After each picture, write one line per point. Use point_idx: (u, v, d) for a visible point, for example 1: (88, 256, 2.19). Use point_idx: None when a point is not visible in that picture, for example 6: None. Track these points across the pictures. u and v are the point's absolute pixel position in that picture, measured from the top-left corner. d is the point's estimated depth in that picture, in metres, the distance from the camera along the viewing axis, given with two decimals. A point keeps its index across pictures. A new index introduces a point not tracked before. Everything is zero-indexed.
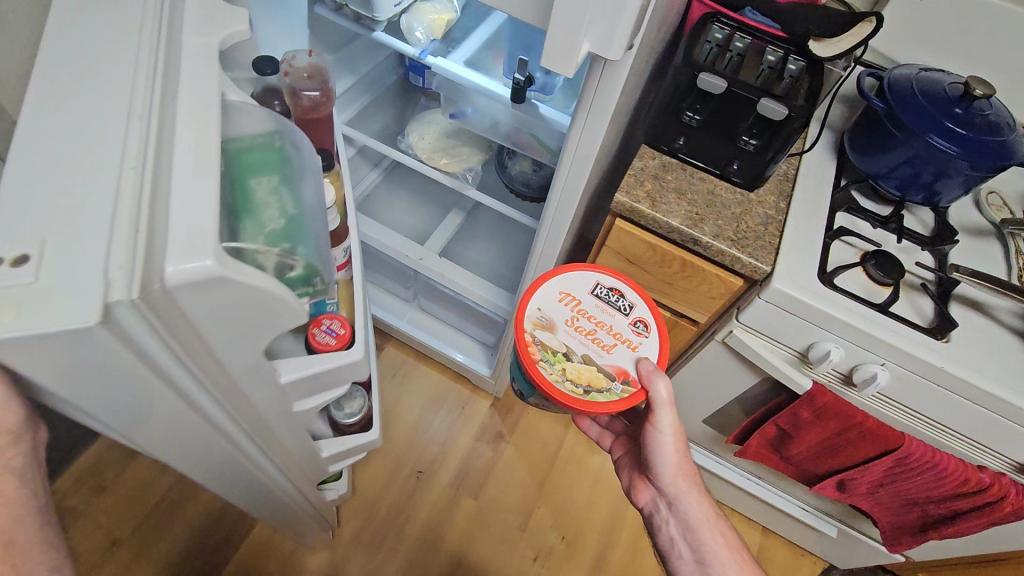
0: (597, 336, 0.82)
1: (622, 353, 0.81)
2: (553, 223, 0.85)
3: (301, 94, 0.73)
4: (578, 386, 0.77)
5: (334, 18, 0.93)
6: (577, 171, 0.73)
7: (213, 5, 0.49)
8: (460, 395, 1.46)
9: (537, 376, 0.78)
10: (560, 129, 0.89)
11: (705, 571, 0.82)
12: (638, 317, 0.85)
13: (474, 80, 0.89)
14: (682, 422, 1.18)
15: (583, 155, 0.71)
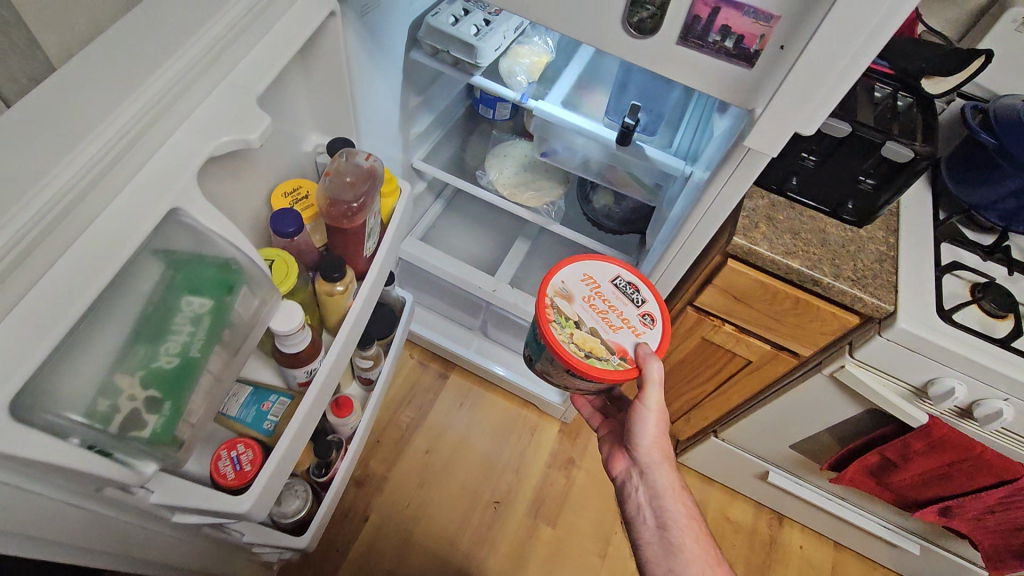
0: (609, 314, 0.82)
1: (624, 336, 0.81)
2: (668, 264, 0.86)
3: (337, 200, 0.67)
4: (582, 352, 0.77)
5: (429, 62, 0.93)
6: (708, 222, 0.74)
7: (228, 120, 0.49)
8: (529, 422, 1.46)
9: (548, 337, 0.78)
10: (665, 169, 0.89)
11: (665, 535, 0.84)
12: (647, 312, 0.83)
13: (578, 122, 0.89)
14: (767, 446, 1.19)
15: (718, 209, 0.71)
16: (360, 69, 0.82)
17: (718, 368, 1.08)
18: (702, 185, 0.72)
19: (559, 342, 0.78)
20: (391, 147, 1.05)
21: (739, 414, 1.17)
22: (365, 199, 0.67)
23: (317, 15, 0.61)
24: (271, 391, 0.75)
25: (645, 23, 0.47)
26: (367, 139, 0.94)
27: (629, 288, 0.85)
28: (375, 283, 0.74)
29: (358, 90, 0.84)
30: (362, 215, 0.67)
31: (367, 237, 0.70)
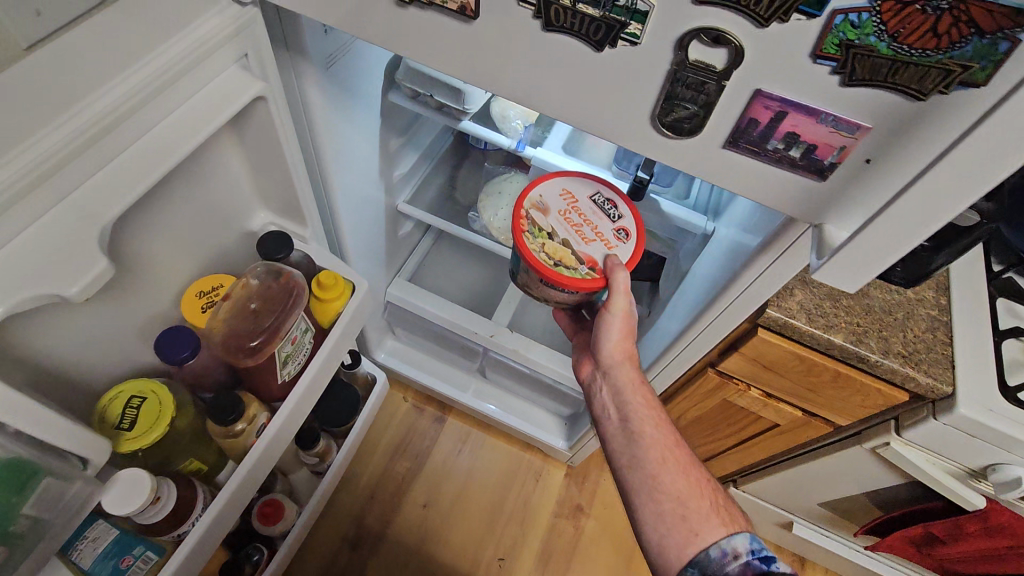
0: (585, 223, 0.70)
1: (597, 247, 0.69)
2: (690, 340, 0.75)
3: (235, 333, 0.61)
4: (552, 259, 0.67)
5: (410, 106, 0.81)
6: (740, 306, 0.64)
7: (46, 266, 0.42)
8: (533, 466, 1.37)
9: (518, 245, 0.68)
10: (684, 225, 0.78)
11: (627, 431, 0.71)
12: (624, 224, 0.70)
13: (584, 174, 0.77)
14: (794, 501, 1.09)
15: (755, 294, 0.61)
16: (328, 126, 0.71)
17: (740, 427, 0.98)
18: (735, 264, 0.62)
19: (528, 250, 0.67)
20: (373, 195, 0.94)
21: (764, 469, 1.08)
22: (268, 336, 0.61)
23: (242, 97, 0.53)
24: (138, 540, 0.60)
25: (690, 125, 0.36)
26: (342, 196, 0.83)
27: (605, 196, 0.71)
28: (300, 408, 0.66)
29: (327, 147, 0.73)
30: (260, 354, 0.61)
31: (282, 365, 0.63)
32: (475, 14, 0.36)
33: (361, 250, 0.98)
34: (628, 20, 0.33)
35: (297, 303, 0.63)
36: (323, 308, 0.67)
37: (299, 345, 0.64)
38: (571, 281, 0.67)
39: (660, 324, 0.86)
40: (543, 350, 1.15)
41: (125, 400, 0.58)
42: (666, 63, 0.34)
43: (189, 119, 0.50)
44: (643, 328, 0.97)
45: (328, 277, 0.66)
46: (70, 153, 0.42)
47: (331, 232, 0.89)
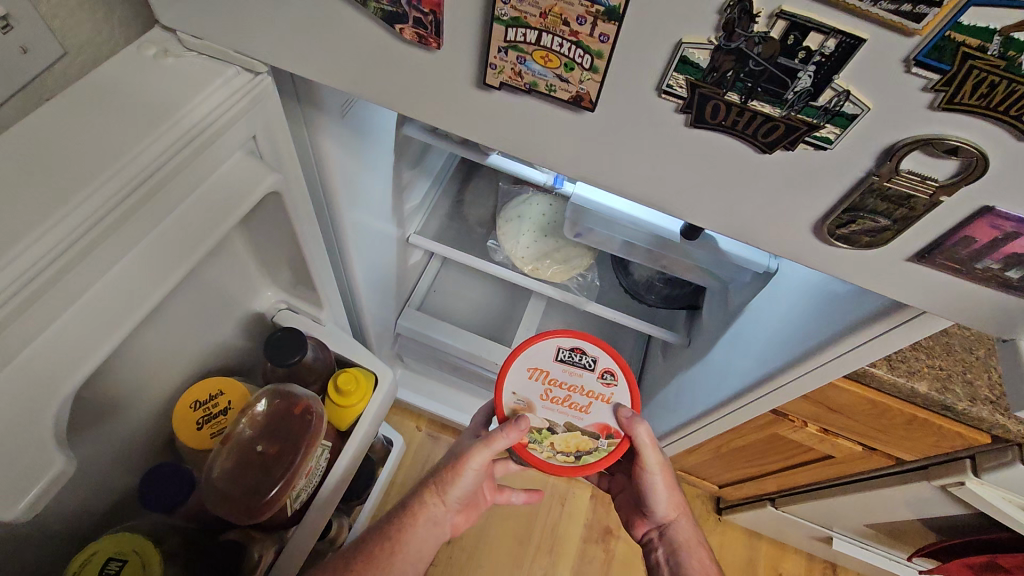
0: (566, 391, 0.64)
1: (597, 406, 0.64)
2: (758, 396, 0.68)
3: (239, 479, 0.54)
4: (572, 457, 0.62)
5: (428, 139, 0.71)
6: (832, 368, 0.57)
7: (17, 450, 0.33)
8: (557, 491, 1.31)
9: (531, 461, 0.63)
10: (743, 264, 0.71)
11: None
12: (601, 367, 0.65)
13: (631, 213, 0.69)
14: (840, 521, 1.06)
15: (851, 359, 0.54)
16: (343, 179, 0.60)
17: (789, 456, 0.94)
18: (824, 328, 0.55)
19: (545, 463, 0.63)
20: (387, 236, 0.84)
21: (808, 492, 1.04)
22: (280, 484, 0.54)
23: (254, 193, 0.43)
24: None
25: (870, 238, 0.37)
26: (356, 246, 0.72)
27: (568, 352, 0.65)
28: (323, 520, 0.58)
29: (342, 202, 0.62)
30: (269, 509, 0.54)
31: (293, 499, 0.56)
32: (593, 105, 0.35)
33: (374, 292, 0.89)
34: (824, 123, 0.31)
35: (312, 437, 0.56)
36: (340, 411, 0.60)
37: (312, 477, 0.57)
38: (599, 464, 0.63)
39: (709, 362, 0.80)
40: None
41: (101, 564, 0.48)
42: (862, 170, 0.33)
43: (187, 232, 0.40)
44: (684, 361, 0.90)
45: (349, 381, 0.59)
46: (42, 286, 0.34)
47: (345, 281, 0.80)
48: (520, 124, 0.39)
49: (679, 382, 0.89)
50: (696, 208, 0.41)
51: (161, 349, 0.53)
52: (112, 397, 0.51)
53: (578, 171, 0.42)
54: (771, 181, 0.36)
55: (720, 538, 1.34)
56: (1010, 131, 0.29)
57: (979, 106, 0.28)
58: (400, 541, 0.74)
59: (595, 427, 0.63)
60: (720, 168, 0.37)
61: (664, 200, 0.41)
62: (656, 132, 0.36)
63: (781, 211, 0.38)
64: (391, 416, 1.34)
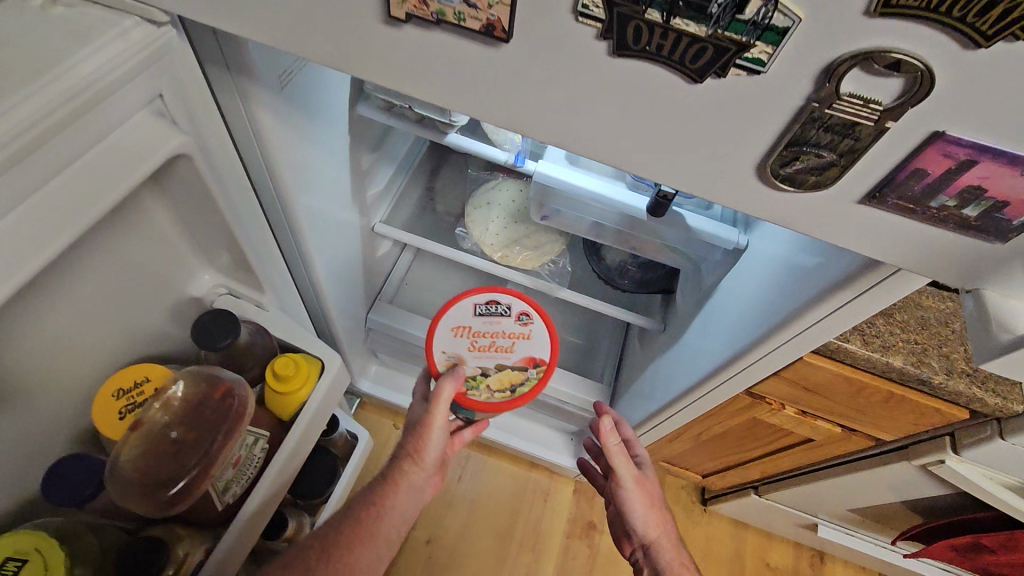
0: (489, 337, 0.72)
1: (519, 345, 0.72)
2: (725, 377, 0.67)
3: (152, 469, 0.52)
4: (509, 390, 0.69)
5: (383, 119, 0.69)
6: (803, 341, 0.55)
7: None
8: (539, 486, 1.29)
9: (474, 406, 0.69)
10: (711, 242, 0.68)
11: None
12: (514, 312, 0.73)
13: (593, 189, 0.67)
14: (824, 507, 1.04)
15: (822, 329, 0.53)
16: (288, 156, 0.57)
17: (769, 441, 0.92)
18: (793, 299, 0.53)
19: (485, 403, 0.69)
20: (348, 222, 0.81)
21: (790, 479, 1.02)
22: (200, 471, 0.53)
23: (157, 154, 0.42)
24: None
25: (817, 177, 0.35)
26: (314, 232, 0.70)
27: (483, 305, 0.73)
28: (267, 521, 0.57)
29: (289, 182, 0.60)
30: (188, 497, 0.52)
31: (221, 492, 0.55)
32: (507, 33, 0.33)
33: (338, 281, 0.86)
34: (752, 42, 0.29)
35: (235, 423, 0.55)
36: (283, 400, 0.58)
37: (242, 469, 0.57)
38: (535, 391, 0.70)
39: (684, 344, 0.78)
40: None
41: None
42: (801, 97, 0.31)
43: (79, 190, 0.38)
44: (660, 346, 0.88)
45: (290, 367, 0.58)
46: None
47: (303, 271, 0.77)
48: (449, 71, 0.37)
49: (655, 368, 0.87)
50: (637, 160, 0.39)
51: (85, 323, 0.51)
52: (32, 374, 0.49)
53: (515, 123, 0.40)
54: (708, 121, 0.34)
55: (707, 531, 1.31)
56: (947, 41, 0.27)
57: (920, 6, 0.26)
58: (384, 506, 0.69)
59: (522, 358, 0.70)
60: (654, 109, 0.35)
61: (603, 151, 0.39)
62: (584, 68, 0.34)
63: (723, 157, 0.36)
64: (367, 413, 1.31)
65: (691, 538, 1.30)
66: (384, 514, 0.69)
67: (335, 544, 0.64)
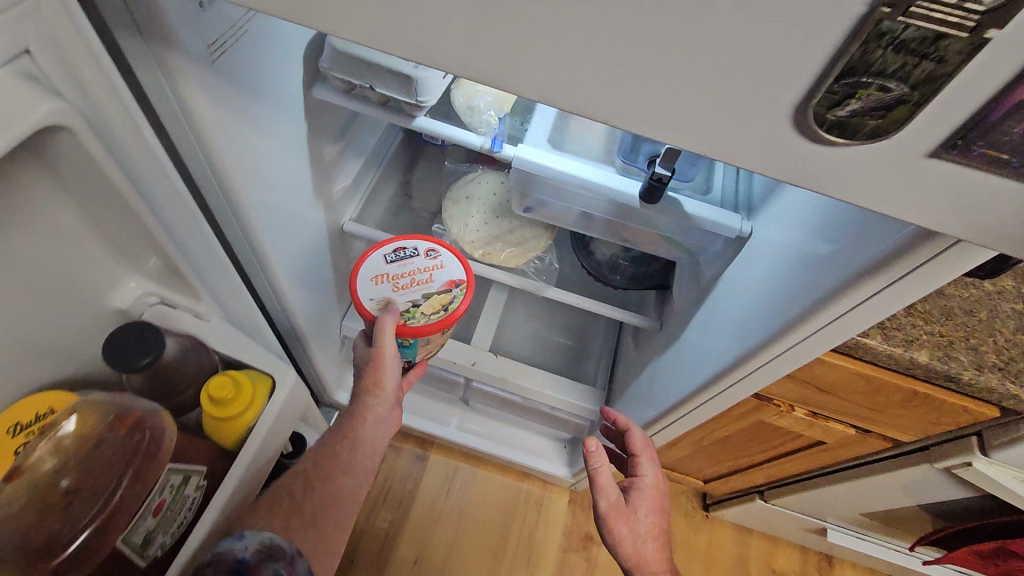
0: (405, 276, 0.70)
1: (437, 273, 0.71)
2: (732, 381, 0.60)
3: (40, 526, 0.46)
4: (443, 309, 0.69)
5: (343, 103, 0.61)
6: (821, 338, 0.49)
7: None
8: (532, 496, 1.22)
9: (416, 333, 0.68)
10: (713, 230, 0.61)
11: None
12: (421, 248, 0.72)
13: (578, 175, 0.60)
14: (835, 511, 0.98)
15: (847, 323, 0.46)
16: (232, 141, 0.50)
17: (776, 445, 0.86)
18: (812, 289, 0.47)
19: (424, 327, 0.68)
20: (312, 218, 0.74)
21: (799, 483, 0.96)
22: (106, 523, 0.49)
23: (19, 123, 0.35)
24: None
25: (878, 121, 0.29)
26: (270, 230, 0.63)
27: (389, 252, 0.71)
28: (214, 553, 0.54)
29: (237, 172, 0.53)
30: (91, 553, 0.48)
31: (147, 543, 0.53)
32: None
33: (304, 284, 0.79)
34: None
35: (150, 467, 0.53)
36: (229, 425, 0.58)
37: (166, 518, 0.55)
38: (466, 305, 0.70)
39: (684, 343, 0.71)
40: (535, 375, 0.99)
41: None
42: (851, 6, 0.25)
43: None
44: (657, 346, 0.82)
45: (230, 391, 0.57)
46: None
47: (260, 276, 0.69)
48: (400, 13, 0.31)
49: (652, 370, 0.81)
50: (627, 115, 0.32)
51: None
52: None
53: (485, 75, 0.33)
54: (719, 53, 0.28)
55: (709, 539, 1.25)
56: None
57: None
58: (354, 439, 0.68)
59: (446, 278, 0.70)
60: (652, 42, 0.28)
61: (589, 105, 0.33)
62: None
63: (738, 100, 0.30)
64: None
65: (693, 547, 1.23)
66: (358, 444, 0.67)
67: (314, 475, 0.64)
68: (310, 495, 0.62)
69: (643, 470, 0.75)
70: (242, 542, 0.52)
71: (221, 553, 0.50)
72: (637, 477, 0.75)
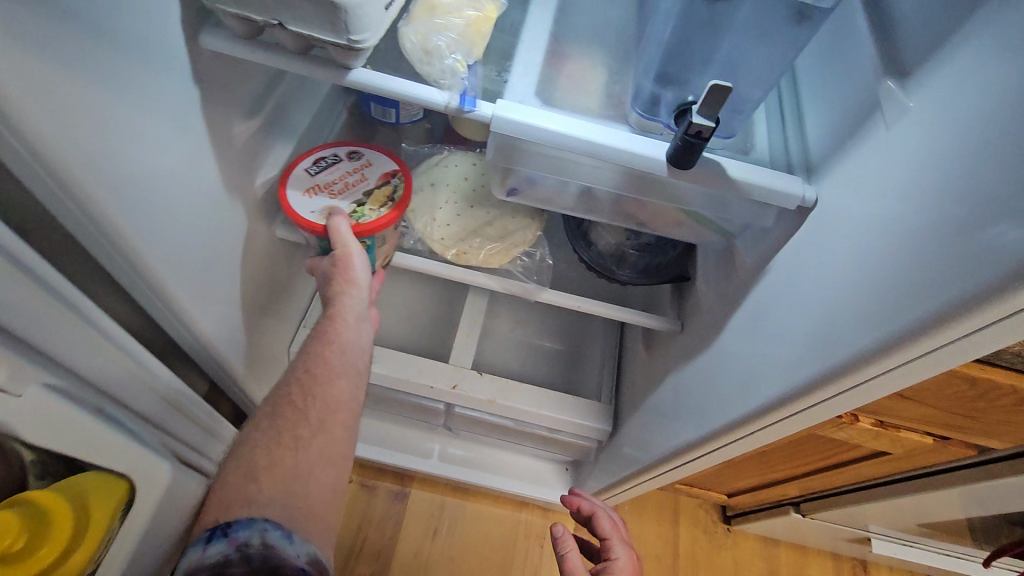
0: (336, 181, 0.60)
1: (369, 170, 0.61)
2: (801, 411, 0.45)
3: None
4: (389, 201, 0.59)
5: (245, 55, 0.43)
6: (942, 359, 0.34)
7: None
8: (533, 527, 1.06)
9: (381, 225, 0.58)
10: (768, 200, 0.46)
11: None
12: (343, 150, 0.61)
13: (574, 134, 0.44)
14: (885, 522, 0.85)
15: (994, 337, 0.31)
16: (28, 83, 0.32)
17: (824, 456, 0.72)
18: (950, 284, 0.32)
19: (386, 218, 0.59)
20: (225, 221, 0.56)
21: (845, 494, 0.82)
22: None
23: None
24: None
25: None
26: (139, 228, 0.45)
27: (309, 164, 0.60)
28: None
29: (49, 125, 0.34)
30: None
31: None
32: None
33: (222, 308, 0.61)
34: None
35: None
36: None
37: None
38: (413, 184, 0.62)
39: (721, 349, 0.56)
40: (528, 392, 0.83)
41: None
42: None
43: None
44: (679, 351, 0.67)
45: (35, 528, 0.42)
46: None
47: (156, 301, 0.51)
48: None
49: (678, 380, 0.66)
50: None
51: None
52: None
53: None
54: None
55: (734, 555, 1.11)
56: None
57: None
58: (340, 340, 0.58)
59: (383, 167, 0.61)
60: None
61: None
62: None
63: None
64: None
65: (717, 567, 1.09)
66: (346, 346, 0.58)
67: (311, 383, 0.55)
68: (311, 401, 0.55)
69: (616, 552, 0.64)
70: (294, 547, 0.45)
71: (279, 559, 0.43)
72: (609, 560, 0.63)
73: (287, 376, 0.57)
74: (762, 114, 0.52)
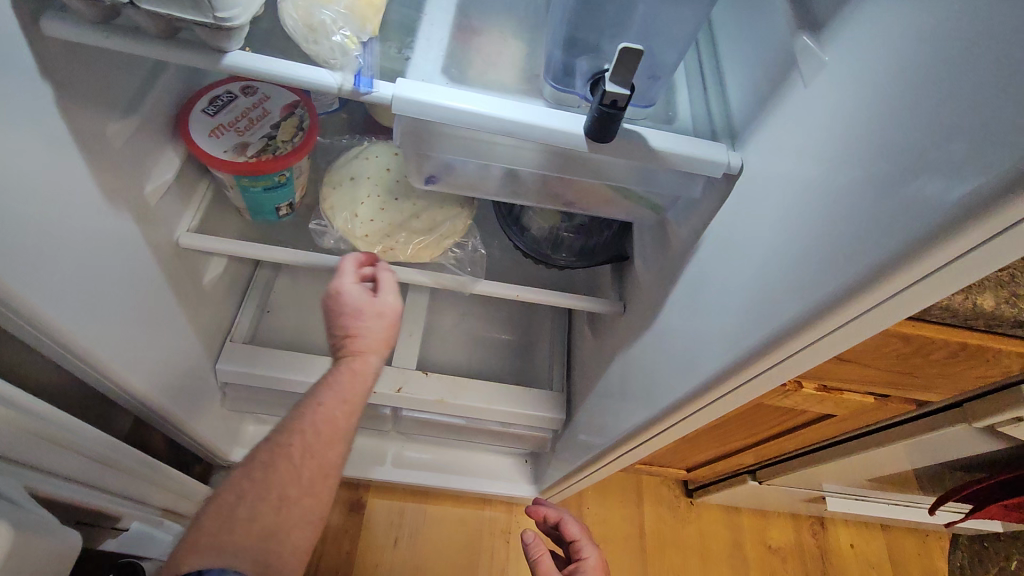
0: (240, 119, 0.57)
1: (270, 103, 0.59)
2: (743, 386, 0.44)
3: None
4: (301, 130, 0.58)
5: (98, 44, 0.38)
6: (873, 319, 0.33)
7: None
8: (497, 523, 1.04)
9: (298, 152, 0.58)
10: (692, 168, 0.43)
11: None
12: (235, 86, 0.58)
13: (487, 104, 0.41)
14: (837, 479, 0.87)
15: (925, 291, 0.30)
16: None
17: (774, 422, 0.72)
18: (873, 246, 0.30)
19: (301, 145, 0.58)
20: (111, 233, 0.50)
21: (797, 456, 0.83)
22: None
23: None
24: None
25: None
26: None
27: (206, 105, 0.57)
28: None
29: None
30: None
31: None
32: None
33: (123, 330, 0.55)
34: None
35: None
36: None
37: None
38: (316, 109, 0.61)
39: (664, 329, 0.55)
40: (477, 388, 0.80)
41: None
42: None
43: None
44: (623, 333, 0.65)
45: None
46: None
47: (37, 332, 0.46)
48: None
49: (626, 363, 0.64)
50: None
51: None
52: None
53: None
54: None
55: (699, 527, 1.12)
56: None
57: None
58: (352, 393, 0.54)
59: (281, 97, 0.59)
60: None
61: None
62: None
63: None
64: None
65: (684, 542, 1.10)
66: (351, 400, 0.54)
67: (313, 438, 0.51)
68: (309, 460, 0.50)
69: (585, 552, 0.65)
70: None
71: None
72: (580, 560, 0.64)
73: (299, 418, 0.52)
74: (683, 81, 0.50)
